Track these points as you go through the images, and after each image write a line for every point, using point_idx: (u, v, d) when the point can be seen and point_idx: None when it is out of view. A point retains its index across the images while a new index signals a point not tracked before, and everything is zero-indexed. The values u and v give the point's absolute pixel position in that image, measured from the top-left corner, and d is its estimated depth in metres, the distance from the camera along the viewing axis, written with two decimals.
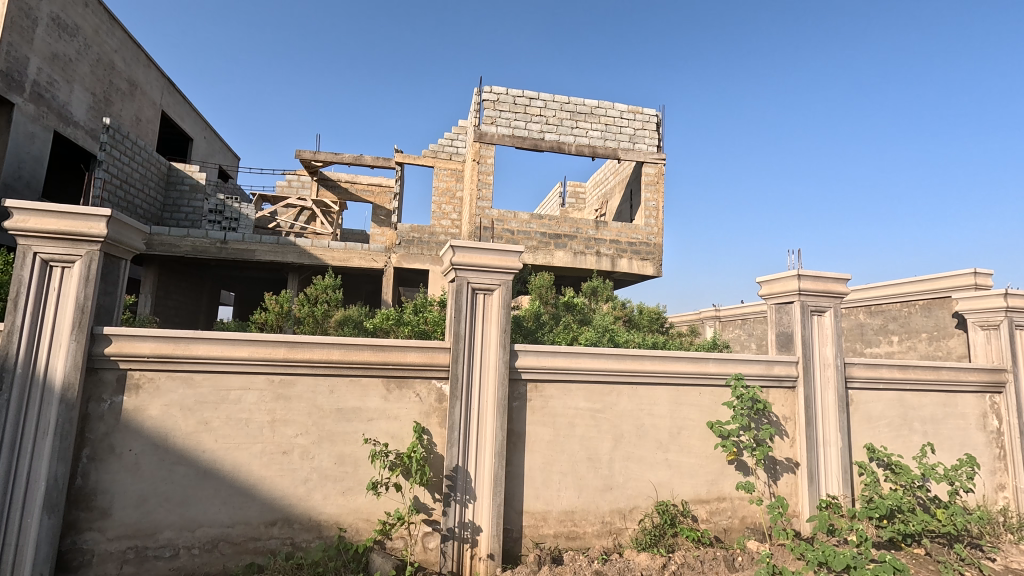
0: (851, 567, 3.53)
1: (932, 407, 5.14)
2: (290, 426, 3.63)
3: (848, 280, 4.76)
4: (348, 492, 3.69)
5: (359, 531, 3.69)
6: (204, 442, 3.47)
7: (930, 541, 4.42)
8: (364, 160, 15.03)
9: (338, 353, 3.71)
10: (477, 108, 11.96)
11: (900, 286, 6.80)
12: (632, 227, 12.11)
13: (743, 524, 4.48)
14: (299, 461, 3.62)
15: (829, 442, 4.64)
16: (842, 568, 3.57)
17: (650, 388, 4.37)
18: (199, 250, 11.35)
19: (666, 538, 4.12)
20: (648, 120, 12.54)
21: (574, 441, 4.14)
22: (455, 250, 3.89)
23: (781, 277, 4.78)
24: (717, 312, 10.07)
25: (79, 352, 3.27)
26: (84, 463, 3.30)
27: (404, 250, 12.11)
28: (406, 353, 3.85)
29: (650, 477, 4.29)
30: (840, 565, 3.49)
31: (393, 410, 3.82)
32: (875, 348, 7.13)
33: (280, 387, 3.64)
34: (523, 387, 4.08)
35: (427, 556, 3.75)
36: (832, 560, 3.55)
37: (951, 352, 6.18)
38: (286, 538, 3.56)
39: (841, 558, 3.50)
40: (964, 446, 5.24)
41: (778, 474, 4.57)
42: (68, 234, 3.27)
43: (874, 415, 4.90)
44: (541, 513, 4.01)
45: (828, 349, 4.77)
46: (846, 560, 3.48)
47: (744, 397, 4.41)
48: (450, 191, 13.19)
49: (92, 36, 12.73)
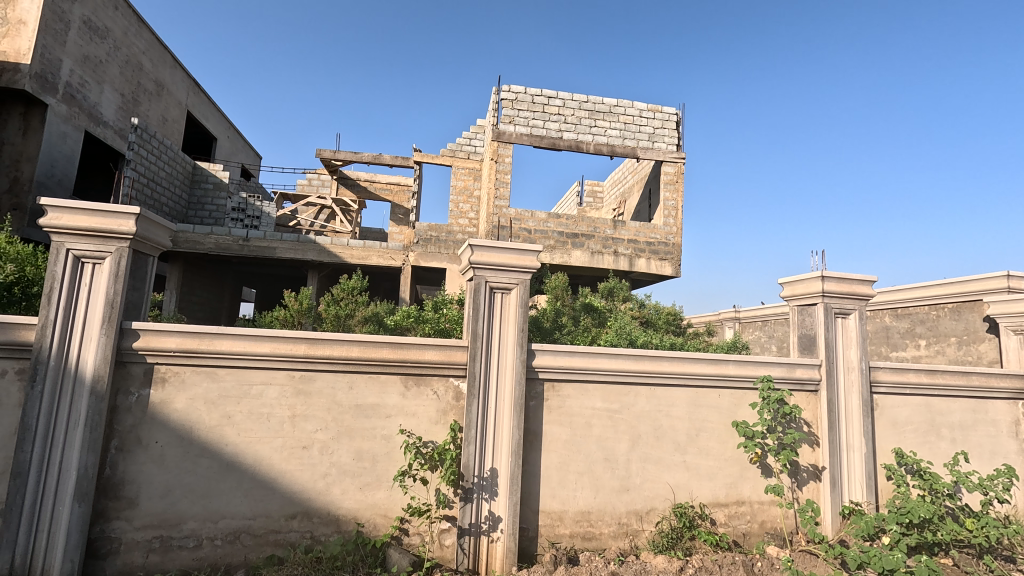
0: (895, 569, 3.59)
1: (961, 413, 5.00)
2: (310, 421, 3.68)
3: (874, 281, 4.65)
4: (366, 487, 3.73)
5: (376, 526, 3.73)
6: (227, 435, 3.55)
7: (957, 550, 4.33)
8: (383, 159, 15.14)
9: (357, 349, 3.74)
10: (495, 107, 11.97)
11: (929, 288, 6.64)
12: (650, 227, 11.99)
13: (763, 529, 4.40)
14: (319, 456, 3.67)
15: (852, 447, 4.54)
16: (885, 570, 3.61)
17: (668, 389, 4.33)
18: (222, 248, 11.53)
19: (683, 541, 4.08)
20: (667, 118, 12.42)
21: (591, 441, 4.12)
22: (473, 249, 3.90)
23: (804, 278, 4.69)
24: (737, 313, 9.95)
25: (109, 346, 3.36)
26: (113, 454, 3.39)
27: (421, 248, 12.18)
28: (424, 350, 3.87)
29: (667, 479, 4.24)
30: (886, 567, 3.54)
31: (410, 407, 3.86)
32: (900, 352, 6.98)
33: (301, 383, 3.69)
34: (540, 386, 4.07)
35: (444, 553, 3.77)
36: (877, 562, 3.61)
37: (982, 357, 6.00)
38: (306, 532, 3.61)
39: (887, 560, 3.57)
40: (995, 453, 5.08)
41: (802, 480, 4.49)
42: (98, 231, 3.37)
43: (899, 420, 4.78)
44: (557, 513, 4.00)
45: (852, 353, 4.66)
46: (893, 562, 3.54)
47: (770, 400, 4.33)
48: (467, 190, 13.22)
49: (121, 38, 13.06)
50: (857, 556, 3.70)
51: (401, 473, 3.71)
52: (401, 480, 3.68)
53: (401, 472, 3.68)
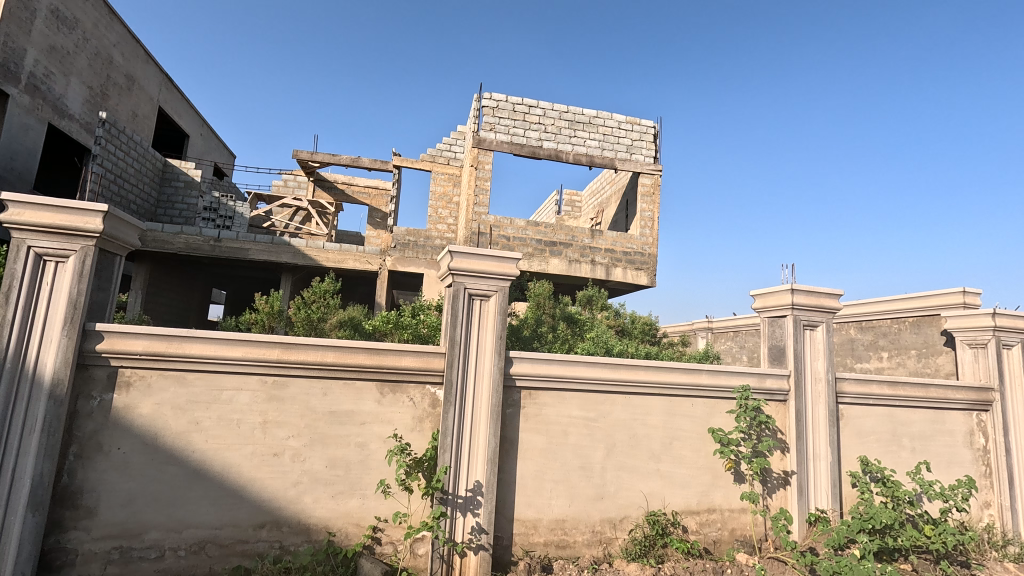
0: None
1: (921, 424, 5.20)
2: (282, 428, 3.60)
3: (840, 295, 4.82)
4: (338, 495, 3.66)
5: (348, 536, 3.65)
6: (194, 442, 3.44)
7: (917, 556, 4.50)
8: (361, 162, 14.99)
9: (332, 355, 3.68)
10: (476, 114, 12.01)
11: (891, 302, 6.91)
12: (627, 237, 12.16)
13: (733, 537, 4.48)
14: (290, 464, 3.59)
15: (819, 456, 4.67)
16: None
17: (644, 398, 4.39)
18: (192, 248, 11.22)
19: (655, 549, 4.11)
20: (645, 131, 12.67)
21: (567, 449, 4.14)
22: (453, 255, 3.90)
23: (775, 291, 4.84)
24: (709, 323, 10.16)
25: (71, 348, 3.23)
26: (71, 461, 3.25)
27: (399, 253, 12.09)
28: (401, 357, 3.84)
29: (642, 487, 4.29)
30: None
31: (386, 414, 3.81)
32: (864, 364, 7.22)
33: (273, 389, 3.61)
34: (517, 394, 4.08)
35: (416, 562, 3.73)
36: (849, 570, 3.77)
37: (940, 369, 6.27)
38: (275, 541, 3.52)
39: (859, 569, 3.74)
40: (953, 462, 5.30)
41: (772, 488, 4.61)
42: (63, 229, 3.24)
43: (863, 430, 4.95)
44: (532, 522, 4.00)
45: (819, 364, 4.81)
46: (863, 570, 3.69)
47: (746, 408, 4.48)
48: (446, 195, 13.20)
49: (91, 29, 12.67)
50: (829, 564, 3.87)
51: (384, 481, 3.67)
52: (385, 487, 3.65)
53: (385, 481, 3.65)
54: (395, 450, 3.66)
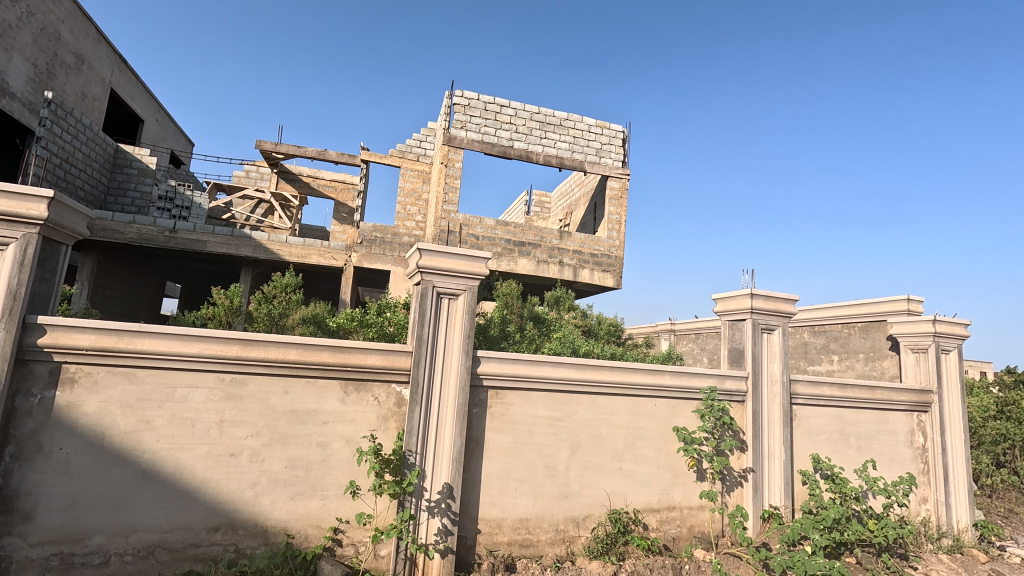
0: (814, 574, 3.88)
1: (867, 424, 5.47)
2: (239, 427, 3.48)
3: (796, 300, 5.02)
4: (298, 497, 3.56)
5: (307, 538, 3.57)
6: (145, 442, 3.29)
7: (861, 549, 4.74)
8: (328, 155, 14.64)
9: (294, 353, 3.58)
10: (447, 111, 11.91)
11: (842, 308, 7.24)
12: (595, 239, 12.31)
13: (691, 533, 4.60)
14: (248, 464, 3.48)
15: (774, 455, 4.86)
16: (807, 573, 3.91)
17: (608, 398, 4.45)
18: (145, 238, 10.70)
19: (617, 546, 4.18)
20: (614, 135, 12.86)
21: (532, 449, 4.16)
22: (422, 253, 3.85)
23: (735, 295, 5.00)
24: (672, 325, 10.40)
25: (8, 342, 3.03)
26: (6, 462, 3.04)
27: (365, 249, 11.89)
28: (367, 355, 3.77)
29: (605, 486, 4.35)
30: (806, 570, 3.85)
31: (350, 413, 3.74)
32: (817, 366, 7.55)
33: (231, 386, 3.49)
34: (484, 394, 4.07)
35: (378, 564, 3.68)
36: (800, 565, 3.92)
37: (885, 372, 6.62)
38: (230, 545, 3.40)
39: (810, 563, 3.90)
40: (895, 460, 5.60)
41: (730, 486, 4.76)
42: (1, 214, 3.04)
43: (814, 429, 5.17)
44: (496, 521, 4.00)
45: (775, 366, 5.00)
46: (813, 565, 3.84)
47: (712, 408, 4.64)
48: (415, 192, 13.05)
49: (36, 3, 11.91)
50: (783, 560, 4.00)
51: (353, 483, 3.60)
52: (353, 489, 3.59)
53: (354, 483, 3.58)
54: (368, 452, 3.59)
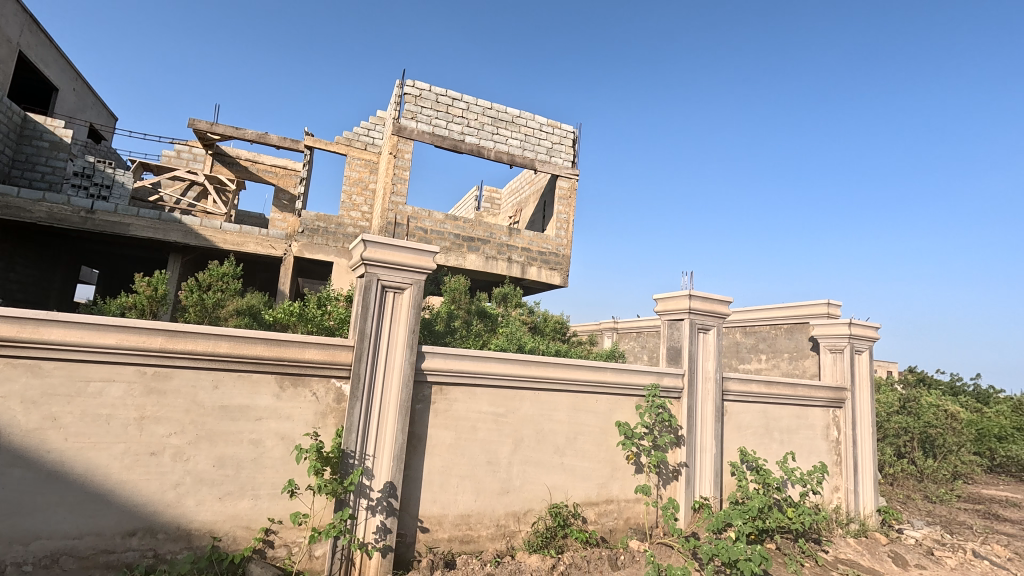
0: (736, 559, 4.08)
1: (789, 419, 5.87)
2: (161, 424, 3.25)
3: (730, 302, 5.31)
4: (226, 497, 3.38)
5: (235, 540, 3.39)
6: (50, 440, 3.00)
7: (780, 536, 5.08)
8: (269, 138, 13.93)
9: (225, 345, 3.38)
10: (397, 100, 11.63)
11: (770, 310, 7.70)
12: (543, 237, 12.44)
13: (627, 525, 4.76)
14: (170, 464, 3.25)
15: (705, 449, 5.10)
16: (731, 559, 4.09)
17: (551, 394, 4.51)
18: (56, 218, 9.77)
19: (556, 540, 4.26)
20: (565, 135, 13.04)
21: (475, 444, 4.16)
22: (366, 244, 3.74)
23: (674, 295, 5.22)
24: (615, 323, 10.69)
25: None
26: None
27: (307, 239, 11.44)
28: (305, 349, 3.62)
29: (545, 480, 4.42)
30: (731, 556, 4.04)
31: (285, 409, 3.58)
32: (747, 364, 8.00)
33: (153, 380, 3.25)
34: (427, 390, 4.02)
35: (312, 565, 3.56)
36: (725, 552, 4.09)
37: (806, 371, 7.11)
38: (148, 550, 3.18)
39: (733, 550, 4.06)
40: (812, 452, 6.04)
41: (665, 479, 4.96)
42: None
43: (743, 424, 5.48)
44: (436, 518, 3.97)
45: (709, 364, 5.25)
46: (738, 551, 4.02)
47: (653, 404, 4.82)
48: (362, 182, 12.66)
49: None
50: (710, 548, 4.17)
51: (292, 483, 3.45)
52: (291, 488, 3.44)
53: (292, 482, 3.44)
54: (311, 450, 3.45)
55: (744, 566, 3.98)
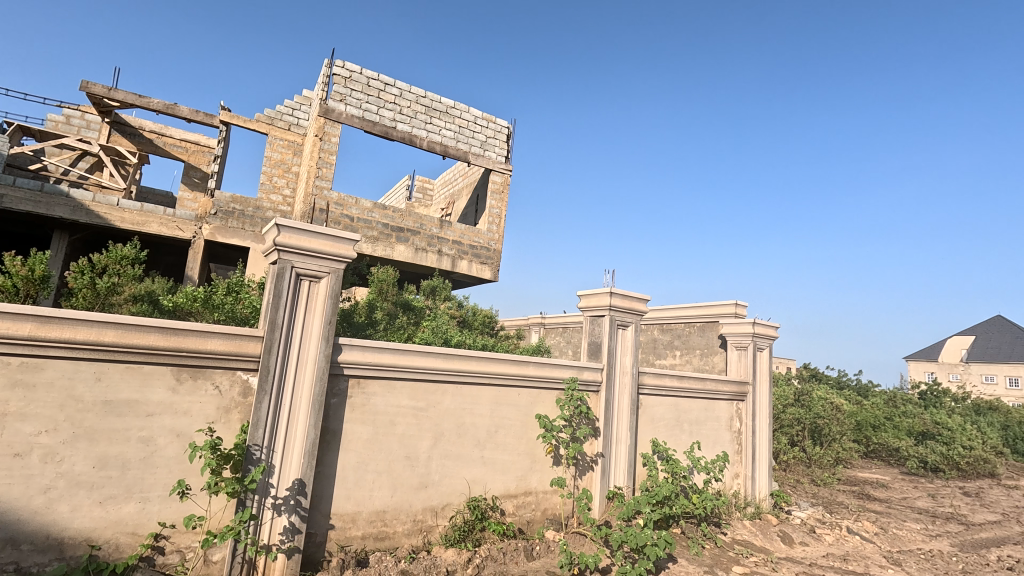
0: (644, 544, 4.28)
1: (697, 411, 6.25)
2: (29, 421, 2.88)
3: (647, 300, 5.57)
4: (108, 501, 3.05)
5: (118, 548, 3.07)
6: None
7: (686, 521, 5.41)
8: (178, 110, 12.77)
9: (111, 334, 3.05)
10: (325, 80, 11.08)
11: (684, 308, 8.15)
12: (474, 231, 12.39)
13: (544, 516, 4.86)
14: (39, 466, 2.89)
15: (620, 440, 5.32)
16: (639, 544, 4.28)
17: (473, 388, 4.50)
18: None
19: (473, 533, 4.27)
20: (499, 130, 13.04)
21: (393, 439, 4.06)
22: (280, 229, 3.52)
23: (596, 292, 5.40)
24: (543, 319, 10.87)
25: None
26: None
27: (219, 222, 10.63)
28: (207, 339, 3.35)
29: (465, 474, 4.40)
30: (638, 542, 4.23)
31: (182, 404, 3.29)
32: (662, 360, 8.43)
33: (19, 372, 2.87)
34: (344, 383, 3.86)
35: (209, 570, 3.33)
36: (633, 537, 4.28)
37: (715, 366, 7.61)
38: (9, 564, 2.80)
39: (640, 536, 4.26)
40: (717, 442, 6.49)
41: (582, 470, 5.11)
42: None
43: (656, 417, 5.77)
44: (350, 515, 3.83)
45: (627, 359, 5.47)
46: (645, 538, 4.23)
47: (572, 397, 4.96)
48: (284, 163, 11.94)
49: None
50: (620, 534, 4.34)
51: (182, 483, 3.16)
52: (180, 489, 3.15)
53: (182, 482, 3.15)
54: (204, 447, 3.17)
55: (650, 552, 4.20)
